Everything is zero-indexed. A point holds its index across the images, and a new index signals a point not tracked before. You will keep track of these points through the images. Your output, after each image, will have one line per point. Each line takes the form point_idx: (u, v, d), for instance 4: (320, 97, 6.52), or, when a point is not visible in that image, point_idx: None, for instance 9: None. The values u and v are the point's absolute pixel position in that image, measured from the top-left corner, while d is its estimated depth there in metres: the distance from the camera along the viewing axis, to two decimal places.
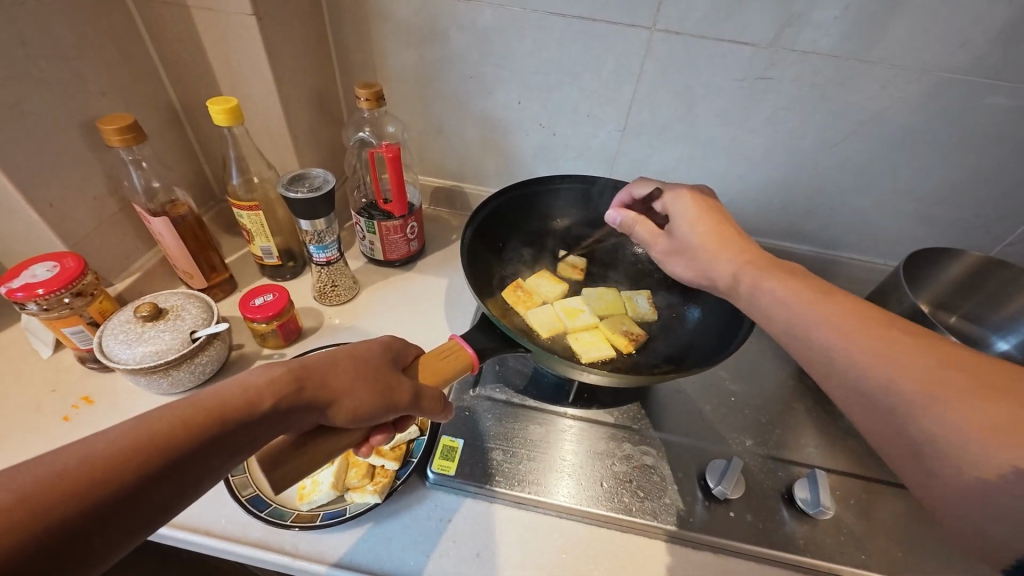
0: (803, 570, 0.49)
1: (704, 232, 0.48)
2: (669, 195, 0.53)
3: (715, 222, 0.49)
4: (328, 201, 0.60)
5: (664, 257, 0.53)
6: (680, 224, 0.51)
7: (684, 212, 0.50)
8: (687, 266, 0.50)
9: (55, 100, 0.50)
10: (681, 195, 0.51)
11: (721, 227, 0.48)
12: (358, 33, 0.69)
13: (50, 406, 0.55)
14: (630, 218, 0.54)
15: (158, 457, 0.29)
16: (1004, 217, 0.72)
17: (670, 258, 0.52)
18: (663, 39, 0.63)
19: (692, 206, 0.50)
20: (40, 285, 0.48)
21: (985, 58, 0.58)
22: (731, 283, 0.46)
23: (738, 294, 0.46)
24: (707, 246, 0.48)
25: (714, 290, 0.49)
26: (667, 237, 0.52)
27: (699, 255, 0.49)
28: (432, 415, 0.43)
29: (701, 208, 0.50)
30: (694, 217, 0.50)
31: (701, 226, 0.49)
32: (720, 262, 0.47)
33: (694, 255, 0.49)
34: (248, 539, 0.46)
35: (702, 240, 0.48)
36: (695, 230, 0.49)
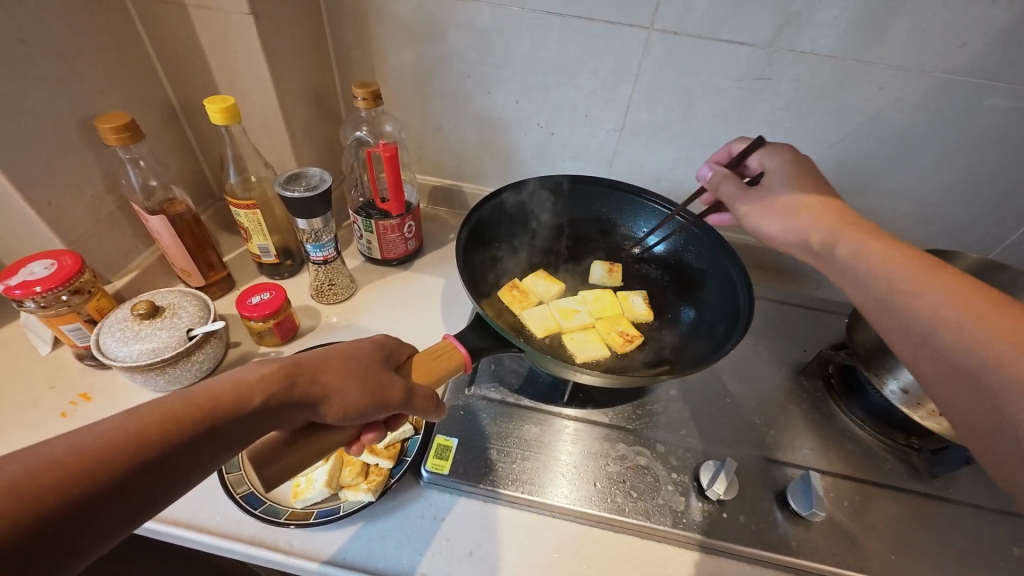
0: (794, 570, 0.49)
1: (805, 189, 0.48)
2: (768, 150, 0.53)
3: (812, 183, 0.49)
4: (325, 201, 0.61)
5: (750, 211, 0.50)
6: (778, 181, 0.50)
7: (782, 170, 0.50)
8: (777, 220, 0.48)
9: (53, 99, 0.51)
10: (780, 155, 0.52)
11: (820, 190, 0.48)
12: (356, 32, 0.69)
13: (47, 403, 0.55)
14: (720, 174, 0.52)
15: (149, 449, 0.29)
16: (1003, 219, 0.72)
17: (757, 211, 0.50)
18: (661, 39, 0.63)
19: (792, 167, 0.50)
20: (37, 283, 0.49)
21: (984, 59, 0.58)
22: (827, 242, 0.44)
23: (833, 255, 0.44)
24: (807, 203, 0.47)
25: (800, 251, 0.47)
26: (757, 193, 0.50)
27: (795, 210, 0.47)
28: (423, 414, 0.43)
29: (799, 169, 0.50)
30: (794, 176, 0.49)
31: (801, 186, 0.48)
32: (816, 219, 0.45)
33: (789, 209, 0.47)
34: (242, 536, 0.47)
35: (801, 197, 0.47)
36: (794, 186, 0.48)
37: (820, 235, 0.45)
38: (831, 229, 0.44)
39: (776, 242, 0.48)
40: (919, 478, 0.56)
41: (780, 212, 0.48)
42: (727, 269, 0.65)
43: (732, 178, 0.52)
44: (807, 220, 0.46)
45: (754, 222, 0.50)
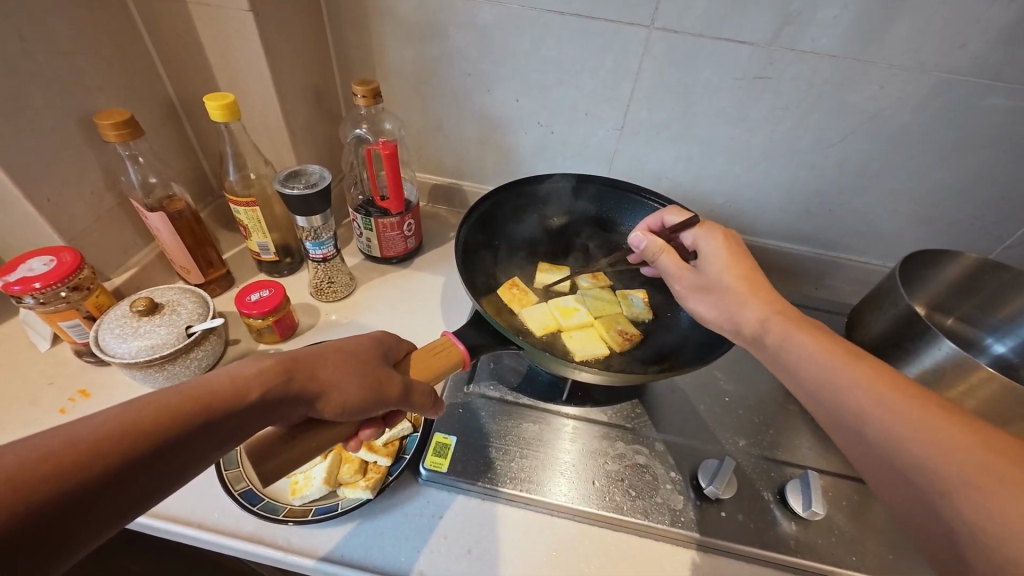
0: (793, 569, 0.49)
1: (734, 276, 0.48)
2: (702, 231, 0.52)
3: (745, 266, 0.49)
4: (324, 198, 0.61)
5: (688, 292, 0.51)
6: (709, 262, 0.50)
7: (715, 253, 0.50)
8: (711, 303, 0.49)
9: (53, 95, 0.51)
10: (716, 236, 0.51)
11: (750, 274, 0.48)
12: (356, 29, 0.69)
13: (46, 399, 0.55)
14: (656, 246, 0.52)
15: (145, 442, 0.29)
16: (1004, 219, 0.72)
17: (693, 293, 0.51)
18: (661, 37, 0.63)
19: (725, 249, 0.50)
20: (36, 279, 0.49)
21: (985, 59, 0.58)
22: (758, 331, 0.45)
23: (765, 343, 0.45)
24: (737, 289, 0.47)
25: (735, 337, 0.48)
26: (693, 273, 0.51)
27: (728, 295, 0.48)
28: (421, 411, 0.43)
29: (733, 251, 0.50)
30: (727, 260, 0.49)
31: (733, 271, 0.48)
32: (749, 308, 0.46)
33: (722, 294, 0.48)
34: (240, 533, 0.47)
35: (730, 283, 0.48)
36: (725, 271, 0.49)
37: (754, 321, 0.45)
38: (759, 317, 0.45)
39: (712, 324, 0.50)
40: None
41: (713, 300, 0.49)
42: None
43: (669, 255, 0.51)
44: (741, 309, 0.47)
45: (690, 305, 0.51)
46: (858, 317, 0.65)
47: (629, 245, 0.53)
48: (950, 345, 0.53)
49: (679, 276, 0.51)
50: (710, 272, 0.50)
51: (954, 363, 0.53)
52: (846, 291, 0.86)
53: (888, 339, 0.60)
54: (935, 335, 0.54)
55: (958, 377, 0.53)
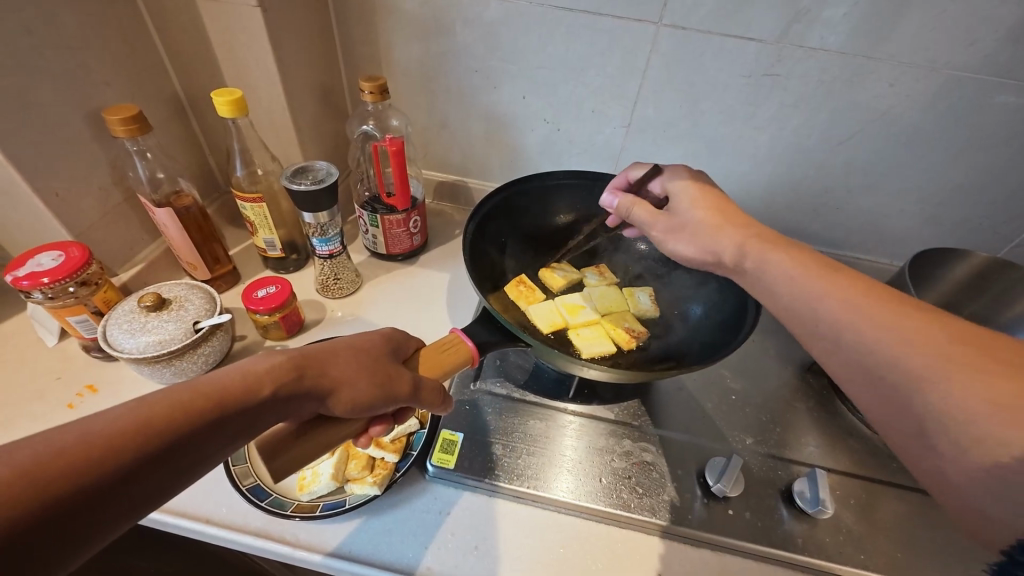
0: (800, 568, 0.49)
1: (705, 211, 0.47)
2: (666, 173, 0.53)
3: (715, 199, 0.48)
4: (330, 194, 0.60)
5: (663, 233, 0.49)
6: (682, 198, 0.49)
7: (682, 191, 0.50)
8: (688, 241, 0.48)
9: (61, 89, 0.51)
10: (681, 172, 0.52)
11: (720, 205, 0.48)
12: (363, 25, 0.69)
13: (55, 394, 0.55)
14: (627, 201, 0.51)
15: (157, 439, 0.29)
16: (1014, 217, 0.71)
17: (669, 236, 0.49)
18: (669, 34, 0.63)
19: (693, 185, 0.50)
20: (44, 274, 0.49)
21: (995, 57, 0.57)
22: (737, 257, 0.45)
23: (745, 268, 0.44)
24: (712, 222, 0.46)
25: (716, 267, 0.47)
26: (667, 216, 0.49)
27: (701, 230, 0.47)
28: (432, 407, 0.43)
29: (700, 184, 0.50)
30: (692, 195, 0.49)
31: (700, 204, 0.48)
32: (729, 236, 0.45)
33: (697, 230, 0.47)
34: (248, 529, 0.47)
35: (702, 217, 0.47)
36: (696, 206, 0.48)
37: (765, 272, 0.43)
38: (768, 264, 0.42)
39: (693, 262, 0.48)
40: None
41: (687, 235, 0.48)
42: None
43: (641, 205, 0.51)
44: (719, 238, 0.45)
45: (670, 247, 0.49)
46: None
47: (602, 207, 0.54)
48: None
49: (654, 222, 0.50)
50: (682, 211, 0.49)
51: None
52: None
53: None
54: None
55: None
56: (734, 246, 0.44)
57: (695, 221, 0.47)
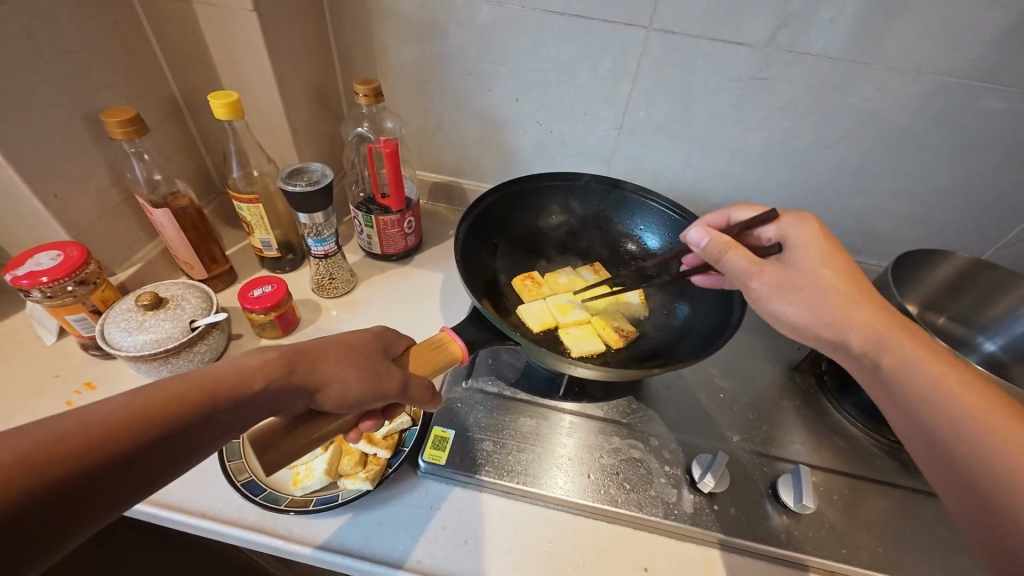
0: (784, 561, 0.50)
1: (834, 275, 0.43)
2: (787, 220, 0.48)
3: (846, 263, 0.44)
4: (325, 195, 0.61)
5: (769, 290, 0.45)
6: (803, 257, 0.45)
7: (805, 244, 0.45)
8: (803, 306, 0.44)
9: (60, 92, 0.52)
10: (806, 226, 0.46)
11: (855, 275, 0.43)
12: (359, 27, 0.70)
13: (54, 391, 0.56)
14: (722, 242, 0.47)
15: (152, 428, 0.30)
16: (999, 219, 0.73)
17: (776, 294, 0.45)
18: (659, 38, 0.64)
19: (820, 240, 0.45)
20: (43, 273, 0.49)
21: (979, 62, 0.58)
22: (871, 351, 0.41)
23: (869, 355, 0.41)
24: (850, 294, 0.42)
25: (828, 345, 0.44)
26: (781, 273, 0.45)
27: (826, 297, 0.43)
28: (421, 403, 0.44)
29: (828, 242, 0.45)
30: (821, 252, 0.45)
31: (831, 266, 0.44)
32: (864, 311, 0.42)
33: (820, 297, 0.43)
34: (243, 523, 0.48)
35: (834, 282, 0.43)
36: (823, 266, 0.44)
37: (889, 359, 0.40)
38: (902, 353, 0.40)
39: (804, 332, 0.45)
40: (909, 475, 0.57)
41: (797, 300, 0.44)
42: None
43: (738, 252, 0.46)
44: (850, 318, 0.42)
45: (772, 308, 0.45)
46: None
47: (687, 244, 0.49)
48: None
49: (757, 271, 0.45)
50: (801, 267, 0.45)
51: None
52: None
53: None
54: None
55: None
56: (870, 329, 0.41)
57: (822, 282, 0.43)
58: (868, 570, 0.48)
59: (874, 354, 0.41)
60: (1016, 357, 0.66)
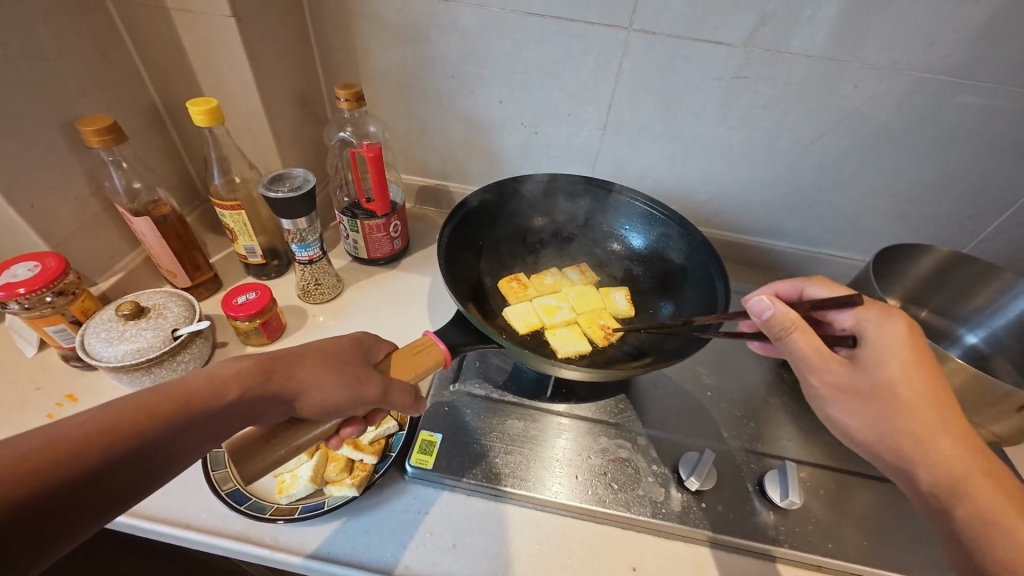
0: (770, 557, 0.51)
1: (914, 393, 0.40)
2: (869, 316, 0.42)
3: (931, 375, 0.40)
4: (308, 201, 0.61)
5: (831, 392, 0.42)
6: (880, 365, 0.40)
7: (887, 349, 0.41)
8: (862, 415, 0.42)
9: (36, 100, 0.51)
10: (891, 329, 0.41)
11: (940, 396, 0.40)
12: (340, 32, 0.70)
13: (34, 405, 0.55)
14: (790, 321, 0.41)
15: (124, 442, 0.30)
16: (978, 213, 0.74)
17: (835, 397, 0.42)
18: (640, 39, 0.64)
19: (906, 347, 0.40)
20: (21, 284, 0.49)
21: (955, 57, 0.59)
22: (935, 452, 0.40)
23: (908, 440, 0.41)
24: (927, 420, 0.40)
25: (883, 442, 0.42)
26: (847, 376, 0.41)
27: (897, 419, 0.40)
28: (402, 408, 0.44)
29: (917, 351, 0.40)
30: (904, 364, 0.40)
31: (912, 382, 0.40)
32: (941, 445, 0.39)
33: (888, 415, 0.40)
34: (228, 533, 0.47)
35: (916, 405, 0.40)
36: (904, 382, 0.40)
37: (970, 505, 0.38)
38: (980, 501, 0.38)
39: (852, 438, 0.44)
40: None
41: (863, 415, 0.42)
42: (706, 266, 0.65)
43: (803, 337, 0.41)
44: (921, 453, 0.40)
45: (829, 409, 0.43)
46: None
47: (746, 309, 0.43)
48: (919, 336, 0.52)
49: (822, 367, 0.42)
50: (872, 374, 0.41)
51: (923, 355, 0.52)
52: None
53: None
54: (905, 327, 0.53)
55: None
56: (946, 470, 0.39)
57: (893, 397, 0.40)
58: (853, 563, 0.49)
59: (943, 496, 0.39)
60: (997, 349, 0.67)
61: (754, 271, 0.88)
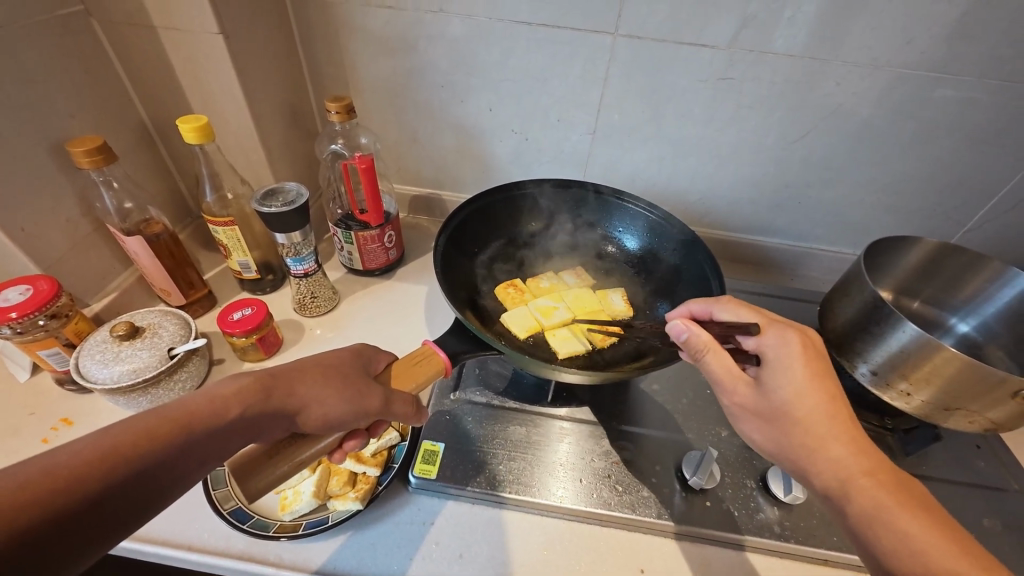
0: (777, 554, 0.51)
1: (808, 412, 0.41)
2: (771, 338, 0.44)
3: (826, 394, 0.41)
4: (301, 215, 0.61)
5: (738, 411, 0.44)
6: (779, 385, 0.42)
7: (785, 370, 0.42)
8: (768, 434, 0.43)
9: (24, 124, 0.51)
10: (787, 351, 0.42)
11: (836, 416, 0.41)
12: (328, 46, 0.70)
13: (28, 430, 0.55)
14: (702, 341, 0.44)
15: (124, 466, 0.30)
16: (963, 203, 0.75)
17: (744, 414, 0.44)
18: (626, 43, 0.65)
19: (801, 368, 0.41)
20: (12, 309, 0.48)
21: (932, 53, 0.60)
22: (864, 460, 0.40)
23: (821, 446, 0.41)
24: (816, 434, 0.40)
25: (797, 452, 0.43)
26: (751, 395, 0.43)
27: (793, 436, 0.41)
28: (406, 419, 0.44)
29: (812, 371, 0.41)
30: (800, 384, 0.41)
31: (804, 403, 0.41)
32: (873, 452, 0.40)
33: (787, 433, 0.42)
34: (232, 552, 0.46)
35: (808, 421, 0.41)
36: (798, 402, 0.41)
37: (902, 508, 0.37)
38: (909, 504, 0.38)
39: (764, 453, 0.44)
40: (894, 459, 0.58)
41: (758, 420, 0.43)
42: (701, 265, 0.66)
43: (714, 358, 0.44)
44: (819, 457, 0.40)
45: (741, 426, 0.45)
46: (829, 305, 0.65)
47: (668, 333, 0.46)
48: (913, 328, 0.52)
49: (730, 388, 0.44)
50: (772, 395, 0.42)
51: (918, 345, 0.53)
52: (820, 280, 0.89)
53: (857, 324, 0.59)
54: (899, 319, 0.54)
55: (923, 359, 0.53)
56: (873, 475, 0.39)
57: (790, 416, 0.41)
58: (858, 555, 0.49)
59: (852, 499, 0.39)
60: (989, 337, 0.68)
61: (747, 267, 0.89)
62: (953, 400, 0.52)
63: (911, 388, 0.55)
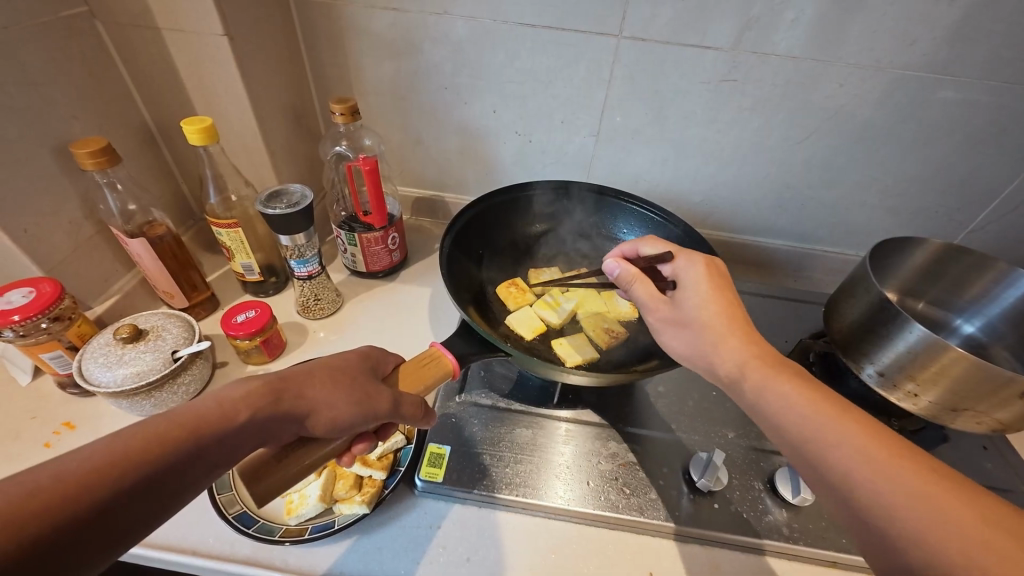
0: (787, 556, 0.50)
1: (713, 315, 0.44)
2: (681, 260, 0.48)
3: (726, 301, 0.45)
4: (306, 216, 0.61)
5: (660, 326, 0.47)
6: (689, 297, 0.46)
7: (694, 283, 0.46)
8: (685, 341, 0.46)
9: (27, 125, 0.50)
10: (695, 267, 0.47)
11: (736, 313, 0.44)
12: (332, 48, 0.70)
13: (30, 434, 0.54)
14: (630, 273, 0.49)
15: (134, 473, 0.30)
16: (966, 205, 0.75)
17: (666, 327, 0.47)
18: (630, 45, 0.65)
19: (706, 281, 0.46)
20: (15, 311, 0.48)
21: (936, 55, 0.61)
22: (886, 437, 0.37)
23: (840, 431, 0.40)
24: (718, 328, 0.43)
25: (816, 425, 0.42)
26: (670, 309, 0.47)
27: (704, 337, 0.44)
28: (414, 421, 0.43)
29: (715, 284, 0.46)
30: (707, 292, 0.45)
31: (713, 306, 0.44)
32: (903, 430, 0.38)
33: (698, 335, 0.44)
34: (237, 557, 0.46)
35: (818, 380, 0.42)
36: (704, 308, 0.44)
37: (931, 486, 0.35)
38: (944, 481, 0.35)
39: (686, 363, 0.47)
40: None
41: None
42: None
43: (642, 284, 0.48)
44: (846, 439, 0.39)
45: (663, 339, 0.47)
46: (834, 306, 0.65)
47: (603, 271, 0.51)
48: (921, 328, 0.52)
49: (653, 307, 0.47)
50: (687, 306, 0.46)
51: (925, 346, 0.52)
52: (824, 281, 0.89)
53: (862, 325, 0.60)
54: (906, 319, 0.54)
55: (930, 359, 0.53)
56: None
57: (702, 320, 0.44)
58: (867, 558, 0.49)
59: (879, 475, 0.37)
60: (994, 337, 0.68)
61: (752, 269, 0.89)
62: (962, 400, 0.52)
63: (919, 388, 0.55)
